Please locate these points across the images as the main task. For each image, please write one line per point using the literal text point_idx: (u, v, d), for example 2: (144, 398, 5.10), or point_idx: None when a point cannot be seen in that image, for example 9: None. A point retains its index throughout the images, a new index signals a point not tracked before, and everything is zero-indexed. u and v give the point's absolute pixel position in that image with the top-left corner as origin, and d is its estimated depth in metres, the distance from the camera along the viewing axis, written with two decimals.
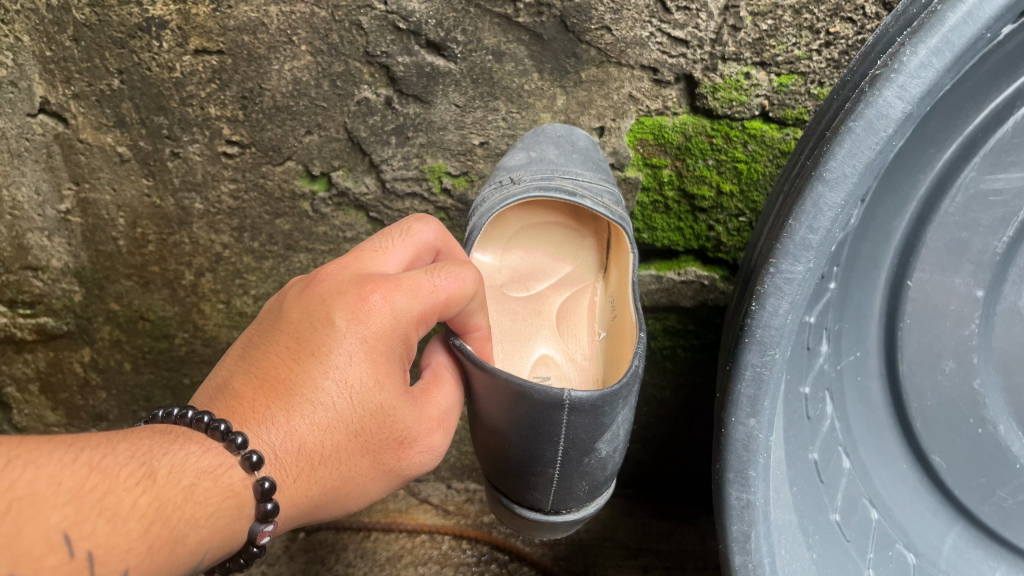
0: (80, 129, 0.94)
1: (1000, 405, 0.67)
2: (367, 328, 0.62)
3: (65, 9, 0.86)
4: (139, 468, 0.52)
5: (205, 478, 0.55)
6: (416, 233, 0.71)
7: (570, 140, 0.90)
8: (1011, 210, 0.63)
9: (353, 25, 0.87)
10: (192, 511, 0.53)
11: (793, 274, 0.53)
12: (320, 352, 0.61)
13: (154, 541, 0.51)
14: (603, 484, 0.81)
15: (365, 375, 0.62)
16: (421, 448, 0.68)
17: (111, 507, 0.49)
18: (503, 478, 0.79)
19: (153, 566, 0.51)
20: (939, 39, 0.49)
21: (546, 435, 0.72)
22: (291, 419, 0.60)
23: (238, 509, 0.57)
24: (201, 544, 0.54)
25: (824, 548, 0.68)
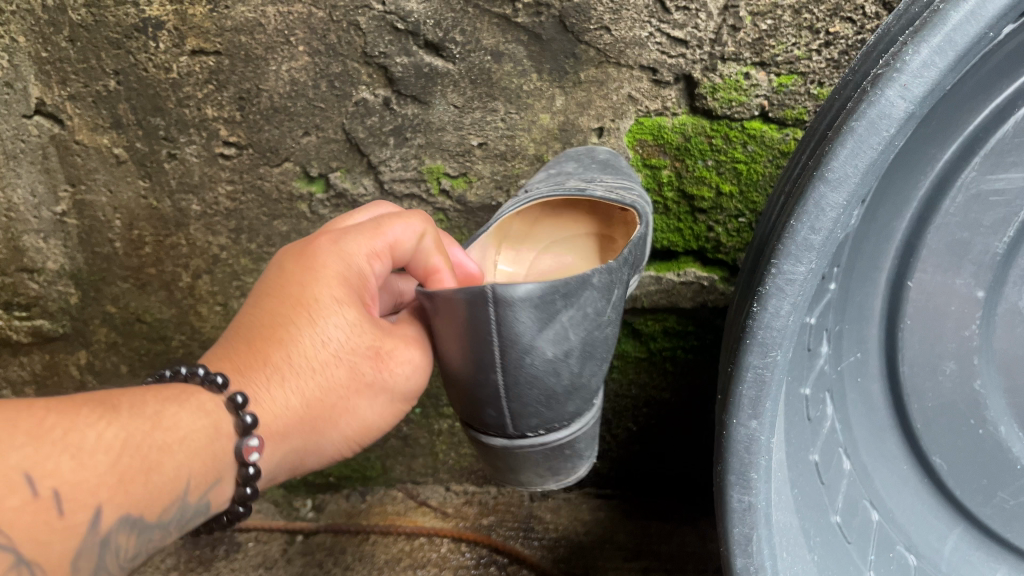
0: (76, 130, 0.93)
1: (1000, 406, 0.67)
2: (314, 268, 0.68)
3: (61, 10, 0.86)
4: (102, 407, 0.57)
5: (171, 405, 0.61)
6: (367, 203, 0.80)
7: (590, 155, 0.92)
8: (1011, 210, 0.63)
9: (351, 26, 0.87)
10: (160, 439, 0.59)
11: (795, 274, 0.53)
12: (282, 292, 0.68)
13: (124, 473, 0.56)
14: (569, 402, 0.76)
15: (326, 298, 0.68)
16: (401, 363, 0.71)
17: (74, 444, 0.54)
18: (459, 403, 0.77)
19: (127, 494, 0.56)
20: (942, 38, 0.49)
21: (478, 334, 0.69)
22: (263, 347, 0.67)
23: (216, 430, 0.62)
24: (179, 469, 0.59)
25: (826, 551, 0.67)
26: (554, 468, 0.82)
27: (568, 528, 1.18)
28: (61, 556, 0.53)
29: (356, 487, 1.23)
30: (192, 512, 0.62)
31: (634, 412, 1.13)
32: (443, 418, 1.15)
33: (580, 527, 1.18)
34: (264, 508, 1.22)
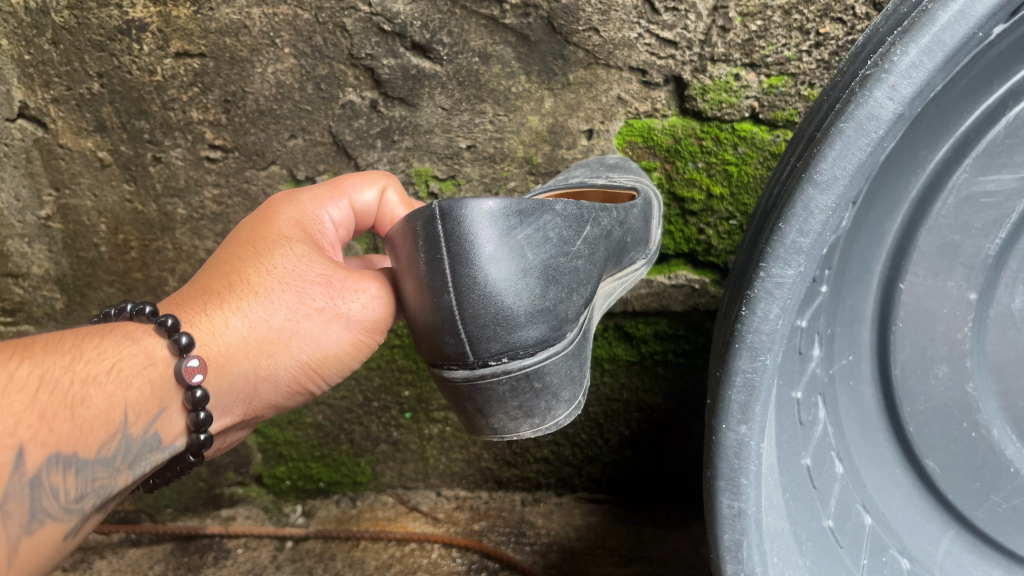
0: (59, 133, 0.92)
1: (992, 409, 0.66)
2: (265, 215, 0.76)
3: (43, 12, 0.85)
4: (16, 349, 0.60)
5: (93, 340, 0.64)
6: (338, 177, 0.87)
7: (599, 161, 0.92)
8: (1004, 211, 0.62)
9: (337, 28, 0.86)
10: (81, 372, 0.62)
11: (783, 277, 0.52)
12: (237, 237, 0.75)
13: (44, 410, 0.59)
14: (534, 330, 0.68)
15: (270, 235, 0.73)
16: (352, 288, 0.72)
17: None
18: (417, 340, 0.70)
19: (55, 423, 0.60)
20: (930, 38, 0.48)
21: (429, 251, 0.64)
22: (207, 278, 0.72)
23: (149, 363, 0.66)
24: (110, 400, 0.63)
25: (818, 556, 0.67)
26: (537, 422, 0.72)
27: (560, 532, 1.17)
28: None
29: (346, 492, 1.22)
30: (138, 446, 0.66)
31: (625, 416, 1.13)
32: (434, 422, 1.14)
33: (572, 532, 1.17)
34: (253, 514, 1.21)
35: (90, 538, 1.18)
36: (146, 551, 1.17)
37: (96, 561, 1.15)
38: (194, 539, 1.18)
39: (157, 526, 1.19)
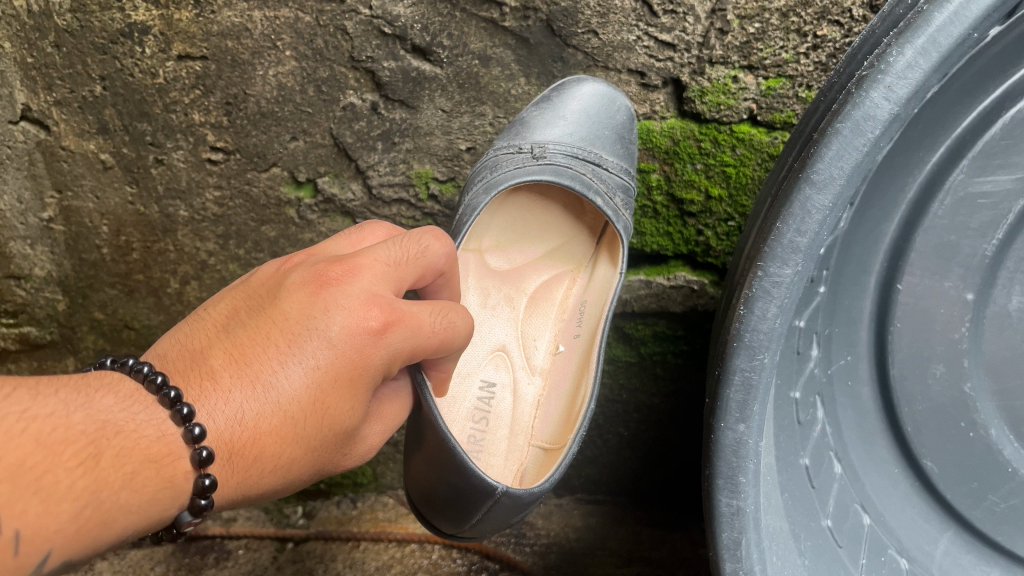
0: (62, 135, 0.92)
1: (989, 409, 0.67)
2: (356, 355, 0.61)
3: (45, 15, 0.85)
4: (86, 447, 0.53)
5: (149, 466, 0.56)
6: (432, 253, 0.67)
7: (610, 108, 0.89)
8: (1000, 212, 0.63)
9: (338, 31, 0.87)
10: (126, 498, 0.54)
11: (781, 277, 0.53)
12: (308, 361, 0.61)
13: (80, 531, 0.51)
14: (495, 524, 0.82)
15: (342, 395, 0.62)
16: (364, 446, 0.69)
17: (47, 486, 0.50)
18: (412, 460, 0.83)
19: (79, 547, 0.52)
20: (925, 38, 0.49)
21: (466, 505, 0.77)
22: (265, 413, 0.60)
23: (171, 500, 0.58)
24: (127, 530, 0.55)
25: (815, 554, 0.67)
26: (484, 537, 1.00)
27: (560, 533, 1.17)
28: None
29: (347, 493, 1.22)
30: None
31: (625, 417, 1.13)
32: None
33: (572, 533, 1.18)
34: (254, 515, 1.21)
35: None
36: (147, 553, 1.17)
37: (97, 562, 1.15)
38: (195, 540, 1.18)
39: None
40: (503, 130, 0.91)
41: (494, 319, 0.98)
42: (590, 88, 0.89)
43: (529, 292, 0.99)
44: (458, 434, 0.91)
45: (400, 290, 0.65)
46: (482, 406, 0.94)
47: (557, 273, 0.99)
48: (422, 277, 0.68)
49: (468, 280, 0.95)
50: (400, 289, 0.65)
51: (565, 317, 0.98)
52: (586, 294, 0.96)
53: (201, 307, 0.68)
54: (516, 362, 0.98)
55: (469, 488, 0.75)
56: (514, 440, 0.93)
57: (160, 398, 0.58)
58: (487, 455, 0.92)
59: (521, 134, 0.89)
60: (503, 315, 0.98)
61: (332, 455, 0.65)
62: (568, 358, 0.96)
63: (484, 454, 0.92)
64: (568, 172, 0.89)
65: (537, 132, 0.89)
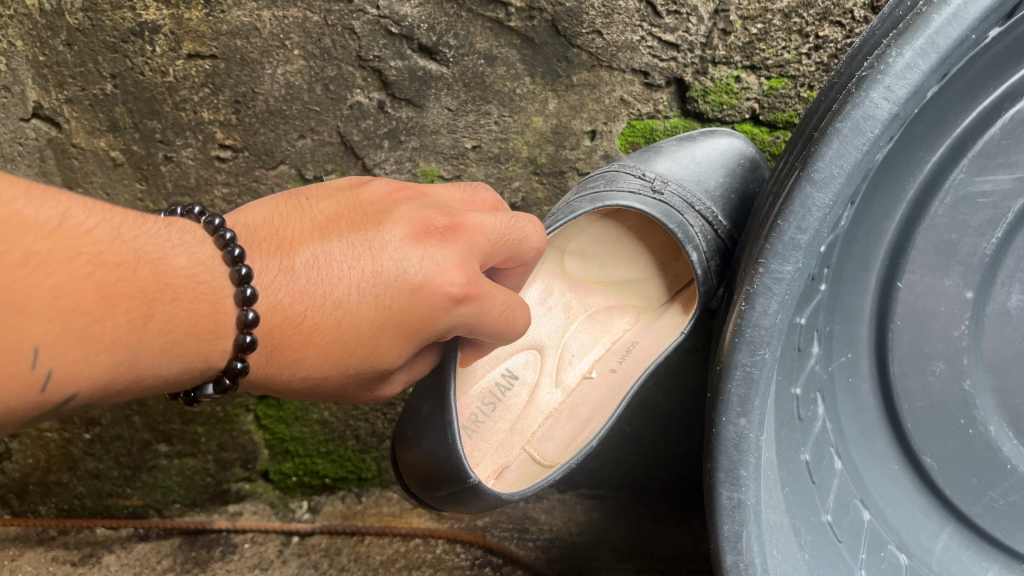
0: (73, 133, 0.94)
1: (989, 405, 0.68)
2: (426, 303, 0.64)
3: (57, 14, 0.86)
4: (139, 306, 0.52)
5: (191, 336, 0.56)
6: (528, 243, 0.71)
7: (746, 181, 0.91)
8: (999, 211, 0.64)
9: (346, 30, 0.88)
10: (158, 365, 0.54)
11: (782, 273, 0.54)
12: (383, 294, 0.64)
13: (107, 383, 0.51)
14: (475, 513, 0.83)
15: (397, 335, 0.65)
16: (388, 385, 0.71)
17: (91, 335, 0.50)
18: (406, 434, 0.82)
19: (101, 395, 0.52)
20: (924, 40, 0.50)
21: (444, 485, 0.78)
22: (322, 325, 0.62)
23: (199, 372, 0.58)
24: (148, 389, 0.55)
25: (816, 549, 0.68)
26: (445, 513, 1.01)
27: (562, 528, 1.19)
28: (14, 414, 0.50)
29: (352, 488, 1.22)
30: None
31: (628, 414, 1.14)
32: None
33: (575, 528, 1.19)
34: (259, 509, 1.21)
35: (99, 533, 1.20)
36: (155, 546, 1.18)
37: (105, 555, 1.17)
38: (202, 534, 1.19)
39: (165, 522, 1.19)
40: (636, 152, 0.94)
41: (546, 316, 0.99)
42: (733, 147, 0.91)
43: (589, 310, 1.00)
44: (465, 406, 0.91)
45: (487, 263, 0.69)
46: (496, 391, 0.95)
47: (623, 305, 1.00)
48: (510, 258, 0.72)
49: (542, 269, 0.97)
50: (488, 263, 0.69)
51: (614, 350, 0.99)
52: (641, 336, 0.98)
53: (301, 198, 0.69)
54: (548, 367, 0.98)
55: (464, 486, 0.76)
56: (511, 437, 0.93)
57: (231, 270, 0.59)
58: (481, 437, 0.91)
59: (647, 163, 0.91)
60: (555, 318, 1.00)
61: (359, 381, 0.67)
62: (600, 387, 0.96)
63: (479, 435, 0.91)
64: (677, 218, 0.89)
65: (662, 167, 0.91)
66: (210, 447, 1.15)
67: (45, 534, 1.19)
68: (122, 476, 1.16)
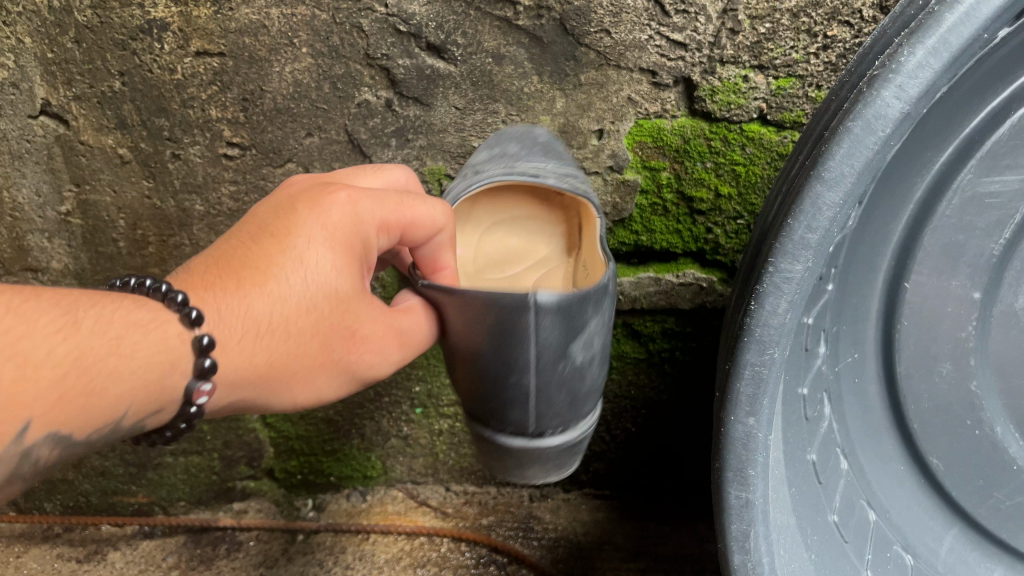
0: (81, 130, 0.94)
1: (996, 407, 0.67)
2: (328, 218, 0.67)
3: (66, 11, 0.86)
4: (62, 317, 0.56)
5: (134, 330, 0.60)
6: (390, 171, 0.79)
7: (530, 137, 0.90)
8: (1007, 212, 0.63)
9: (354, 28, 0.88)
10: (114, 362, 0.57)
11: (791, 273, 0.54)
12: (279, 233, 0.67)
13: (62, 394, 0.55)
14: (564, 420, 0.77)
15: (319, 258, 0.66)
16: (370, 332, 0.71)
17: (26, 351, 0.53)
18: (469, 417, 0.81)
19: (66, 412, 0.55)
20: (937, 39, 0.50)
21: (515, 337, 0.70)
22: (246, 279, 0.65)
23: (170, 366, 0.61)
24: (122, 396, 0.58)
25: (823, 549, 0.68)
26: (568, 465, 0.83)
27: (567, 528, 1.19)
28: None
29: (357, 486, 1.23)
30: (128, 432, 0.61)
31: (633, 413, 1.14)
32: (443, 418, 1.16)
33: (579, 527, 1.19)
34: (265, 507, 1.22)
35: (104, 530, 1.20)
36: (159, 543, 1.18)
37: (110, 552, 1.17)
38: (207, 532, 1.19)
39: (170, 519, 1.20)
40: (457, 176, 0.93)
41: None
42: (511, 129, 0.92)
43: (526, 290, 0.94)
44: None
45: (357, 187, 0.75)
46: None
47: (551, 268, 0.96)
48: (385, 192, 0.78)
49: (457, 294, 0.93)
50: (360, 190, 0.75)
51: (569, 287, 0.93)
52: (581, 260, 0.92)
53: None
54: None
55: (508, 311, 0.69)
56: None
57: (138, 289, 0.64)
58: None
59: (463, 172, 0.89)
60: None
61: (330, 328, 0.68)
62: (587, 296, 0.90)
63: None
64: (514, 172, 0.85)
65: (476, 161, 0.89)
66: (215, 445, 1.15)
67: (51, 531, 1.19)
68: (127, 474, 1.17)
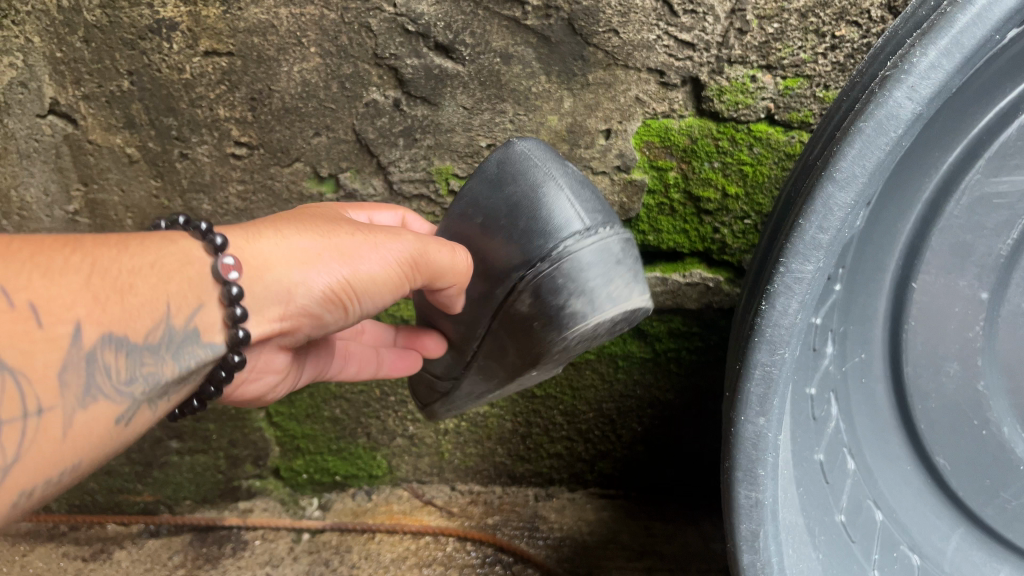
0: (89, 129, 0.94)
1: (1003, 407, 0.67)
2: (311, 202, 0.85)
3: (75, 10, 0.86)
4: (67, 237, 0.62)
5: (139, 239, 0.66)
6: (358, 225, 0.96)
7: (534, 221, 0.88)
8: (1016, 213, 0.63)
9: (362, 28, 0.88)
10: (130, 260, 0.63)
11: (802, 273, 0.54)
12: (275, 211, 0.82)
13: (98, 293, 0.60)
14: (604, 215, 0.76)
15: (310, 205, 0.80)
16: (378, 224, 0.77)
17: (48, 264, 0.59)
18: (536, 325, 0.74)
19: (109, 311, 0.61)
20: (949, 40, 0.50)
21: (511, 169, 0.76)
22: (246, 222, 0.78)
23: (186, 263, 0.68)
24: (156, 290, 0.64)
25: (830, 549, 0.68)
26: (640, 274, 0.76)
27: (573, 527, 1.19)
28: (48, 366, 0.58)
29: (362, 485, 1.24)
30: (182, 338, 0.67)
31: (638, 413, 1.14)
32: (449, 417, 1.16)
33: (585, 527, 1.19)
34: (270, 506, 1.22)
35: (110, 529, 1.20)
36: (165, 542, 1.18)
37: (116, 551, 1.17)
38: (213, 531, 1.19)
39: (176, 518, 1.20)
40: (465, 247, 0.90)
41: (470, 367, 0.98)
42: None
43: None
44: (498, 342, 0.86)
45: None
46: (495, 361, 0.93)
47: None
48: None
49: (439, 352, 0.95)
50: None
51: None
52: None
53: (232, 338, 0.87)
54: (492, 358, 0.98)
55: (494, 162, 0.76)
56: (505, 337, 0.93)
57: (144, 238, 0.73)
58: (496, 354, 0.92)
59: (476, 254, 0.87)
60: None
61: (334, 217, 0.76)
62: None
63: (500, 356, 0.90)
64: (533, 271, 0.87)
65: None
66: (221, 444, 1.16)
67: (56, 530, 1.19)
68: (134, 473, 1.17)
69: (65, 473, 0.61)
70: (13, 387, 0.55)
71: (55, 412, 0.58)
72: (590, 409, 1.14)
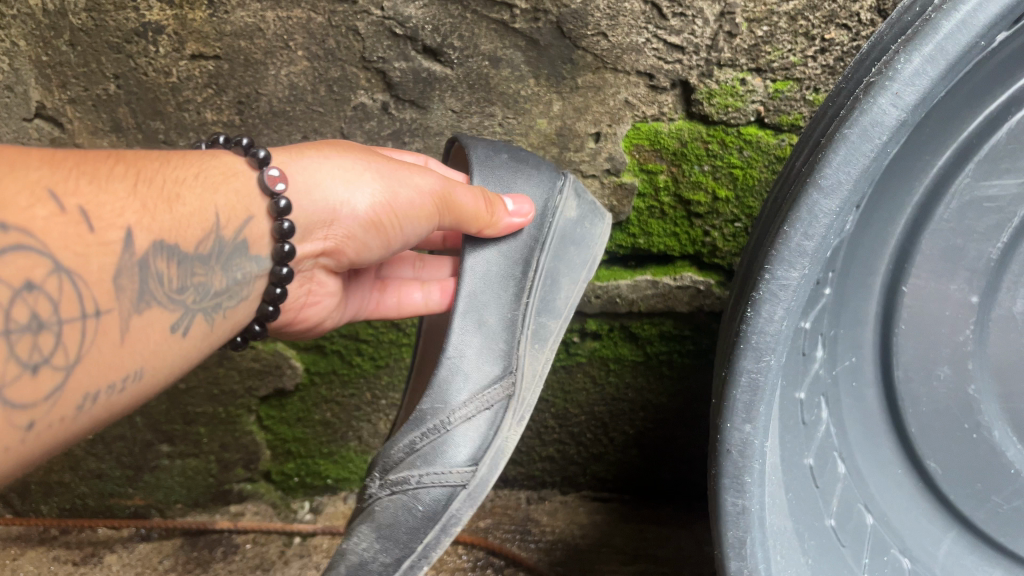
0: (76, 133, 0.93)
1: (994, 410, 0.67)
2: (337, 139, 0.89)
3: (61, 14, 0.86)
4: (108, 154, 0.64)
5: (178, 156, 0.69)
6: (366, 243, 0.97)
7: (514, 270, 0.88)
8: (1005, 217, 0.63)
9: (349, 31, 0.88)
10: (174, 173, 0.66)
11: (788, 279, 0.54)
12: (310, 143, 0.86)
13: (145, 202, 0.62)
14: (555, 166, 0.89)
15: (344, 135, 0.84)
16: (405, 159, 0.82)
17: (92, 173, 0.60)
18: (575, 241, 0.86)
19: (157, 217, 0.63)
20: (933, 47, 0.50)
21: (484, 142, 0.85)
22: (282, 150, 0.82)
23: (228, 176, 0.71)
24: (201, 201, 0.67)
25: (819, 554, 0.68)
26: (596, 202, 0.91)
27: (565, 531, 1.18)
28: (103, 270, 0.59)
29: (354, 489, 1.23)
30: (230, 250, 0.70)
31: (630, 417, 1.14)
32: None
33: (577, 530, 1.18)
34: (261, 510, 1.22)
35: (100, 533, 1.20)
36: (156, 546, 1.18)
37: (106, 555, 1.16)
38: (204, 534, 1.19)
39: (167, 522, 1.20)
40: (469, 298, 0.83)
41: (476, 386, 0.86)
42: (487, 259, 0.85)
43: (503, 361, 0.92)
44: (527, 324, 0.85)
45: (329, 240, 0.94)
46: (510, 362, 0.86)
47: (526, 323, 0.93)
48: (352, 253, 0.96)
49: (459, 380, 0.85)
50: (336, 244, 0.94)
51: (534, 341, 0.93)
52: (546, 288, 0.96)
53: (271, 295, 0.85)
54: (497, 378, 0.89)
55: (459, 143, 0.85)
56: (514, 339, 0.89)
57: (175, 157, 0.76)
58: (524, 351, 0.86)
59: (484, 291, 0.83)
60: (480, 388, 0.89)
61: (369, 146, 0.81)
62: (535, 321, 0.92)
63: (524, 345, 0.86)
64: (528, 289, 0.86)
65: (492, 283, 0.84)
66: (212, 447, 1.16)
67: (47, 534, 1.19)
68: (124, 476, 1.16)
69: (131, 376, 0.62)
70: (75, 286, 0.57)
71: (112, 316, 0.60)
72: (581, 412, 1.14)
